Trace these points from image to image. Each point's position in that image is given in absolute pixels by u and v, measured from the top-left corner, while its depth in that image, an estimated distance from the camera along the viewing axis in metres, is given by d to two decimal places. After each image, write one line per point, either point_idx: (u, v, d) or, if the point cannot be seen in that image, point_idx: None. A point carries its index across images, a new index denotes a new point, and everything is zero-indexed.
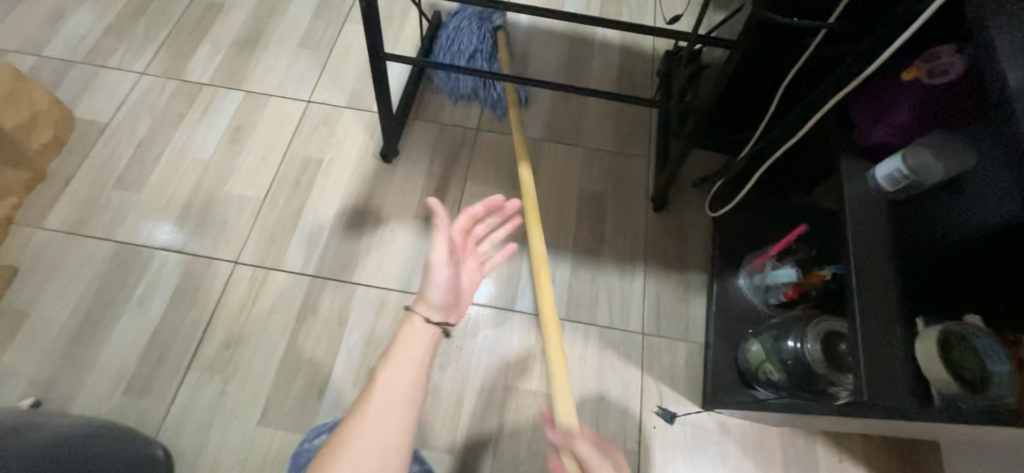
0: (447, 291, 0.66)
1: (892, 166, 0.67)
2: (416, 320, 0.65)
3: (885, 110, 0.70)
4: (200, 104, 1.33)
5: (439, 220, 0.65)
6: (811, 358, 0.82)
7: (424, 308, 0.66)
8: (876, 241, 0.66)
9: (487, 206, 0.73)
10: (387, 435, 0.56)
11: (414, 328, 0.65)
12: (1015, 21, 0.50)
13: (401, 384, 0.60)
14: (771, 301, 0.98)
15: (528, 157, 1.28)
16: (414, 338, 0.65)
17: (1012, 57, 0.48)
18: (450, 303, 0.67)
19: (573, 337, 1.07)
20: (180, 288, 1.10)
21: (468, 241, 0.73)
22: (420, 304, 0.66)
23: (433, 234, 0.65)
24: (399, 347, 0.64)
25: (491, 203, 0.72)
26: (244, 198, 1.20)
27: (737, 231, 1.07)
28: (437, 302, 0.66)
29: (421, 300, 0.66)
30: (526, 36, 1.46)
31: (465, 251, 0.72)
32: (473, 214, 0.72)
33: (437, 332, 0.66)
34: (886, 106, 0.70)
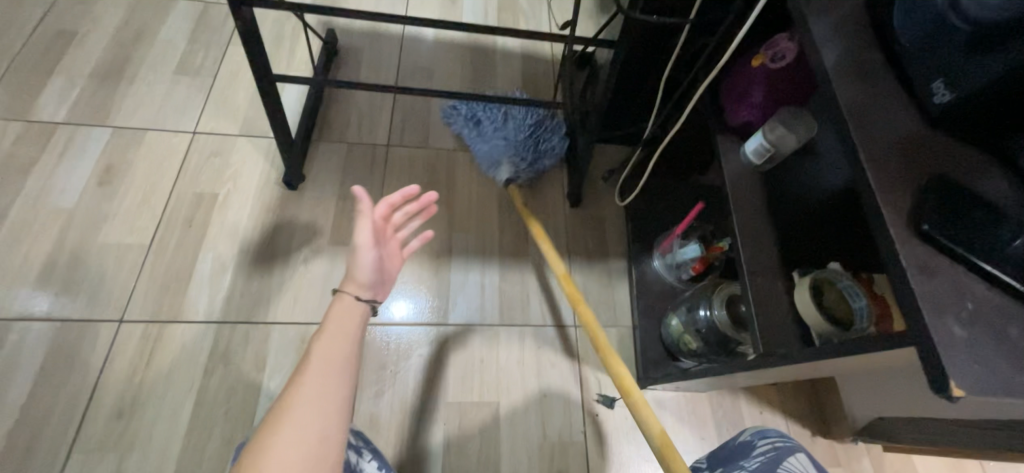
0: (374, 272, 0.68)
1: (756, 142, 0.75)
2: (347, 299, 0.65)
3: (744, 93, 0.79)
4: (56, 146, 1.15)
5: (362, 205, 0.69)
6: (720, 323, 0.89)
7: (352, 287, 0.67)
8: (754, 206, 0.75)
9: (405, 196, 0.74)
10: (327, 398, 0.53)
11: (347, 305, 0.65)
12: (821, 10, 0.59)
13: (339, 353, 0.58)
14: (683, 276, 1.05)
15: (443, 169, 1.28)
16: (346, 316, 0.64)
17: (825, 38, 0.57)
18: (378, 280, 0.69)
19: (509, 340, 1.08)
20: (51, 360, 0.94)
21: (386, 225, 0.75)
22: (348, 283, 0.67)
23: (356, 219, 0.69)
24: (332, 323, 0.62)
25: (407, 193, 0.74)
26: (125, 246, 1.06)
27: (647, 218, 1.15)
28: (366, 281, 0.67)
29: (349, 279, 0.67)
30: (428, 49, 1.47)
31: (387, 235, 0.74)
32: (390, 203, 0.73)
33: (367, 308, 0.66)
34: (742, 90, 0.79)
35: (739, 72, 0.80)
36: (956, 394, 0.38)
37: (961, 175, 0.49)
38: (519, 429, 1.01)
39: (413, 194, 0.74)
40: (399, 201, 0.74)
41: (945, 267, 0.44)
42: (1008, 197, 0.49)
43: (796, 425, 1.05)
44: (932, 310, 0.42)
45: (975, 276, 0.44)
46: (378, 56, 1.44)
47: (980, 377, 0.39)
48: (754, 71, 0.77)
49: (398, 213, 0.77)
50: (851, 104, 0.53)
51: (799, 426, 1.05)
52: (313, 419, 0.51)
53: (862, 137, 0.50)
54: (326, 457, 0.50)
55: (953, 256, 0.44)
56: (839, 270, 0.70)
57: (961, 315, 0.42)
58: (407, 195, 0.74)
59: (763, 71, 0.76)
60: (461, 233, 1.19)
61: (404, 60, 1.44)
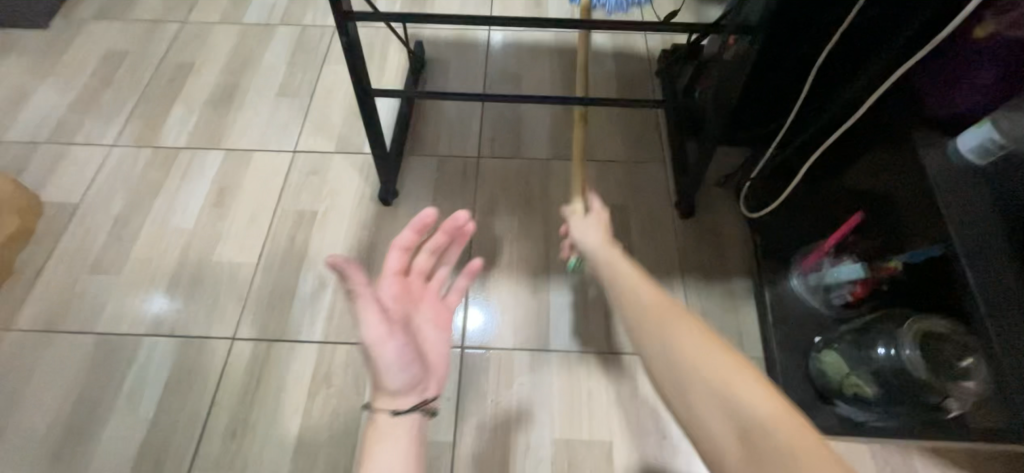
0: (406, 360, 0.58)
1: (982, 136, 0.64)
2: (385, 414, 0.60)
3: (960, 76, 0.67)
4: (178, 170, 1.23)
5: (355, 280, 0.54)
6: (912, 364, 0.74)
7: (388, 400, 0.60)
8: (980, 214, 0.64)
9: (417, 230, 0.62)
10: None
11: (389, 422, 0.60)
12: None
13: None
14: (835, 302, 0.88)
15: (537, 180, 1.20)
16: (392, 433, 0.59)
17: None
18: (416, 373, 0.60)
19: (620, 371, 0.96)
20: (173, 376, 0.98)
21: (409, 287, 0.67)
22: (381, 391, 0.60)
23: (354, 304, 0.55)
24: (377, 448, 0.59)
25: (418, 228, 0.62)
26: (236, 264, 1.09)
27: (781, 231, 0.97)
28: (401, 382, 0.59)
29: (381, 391, 0.60)
30: (514, 54, 1.41)
31: (410, 304, 0.66)
32: (400, 259, 0.64)
33: (418, 418, 0.60)
34: (965, 69, 0.67)
35: (959, 45, 0.67)
36: None
37: None
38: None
39: (426, 227, 0.63)
40: (411, 239, 0.63)
41: None
42: None
43: None
44: None
45: None
46: (465, 65, 1.40)
47: None
48: (988, 44, 0.65)
49: (416, 264, 0.68)
50: None
51: None
52: None
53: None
54: None
55: None
56: None
57: None
58: (418, 231, 0.62)
59: (995, 43, 0.64)
60: (559, 249, 1.10)
61: (491, 68, 1.39)
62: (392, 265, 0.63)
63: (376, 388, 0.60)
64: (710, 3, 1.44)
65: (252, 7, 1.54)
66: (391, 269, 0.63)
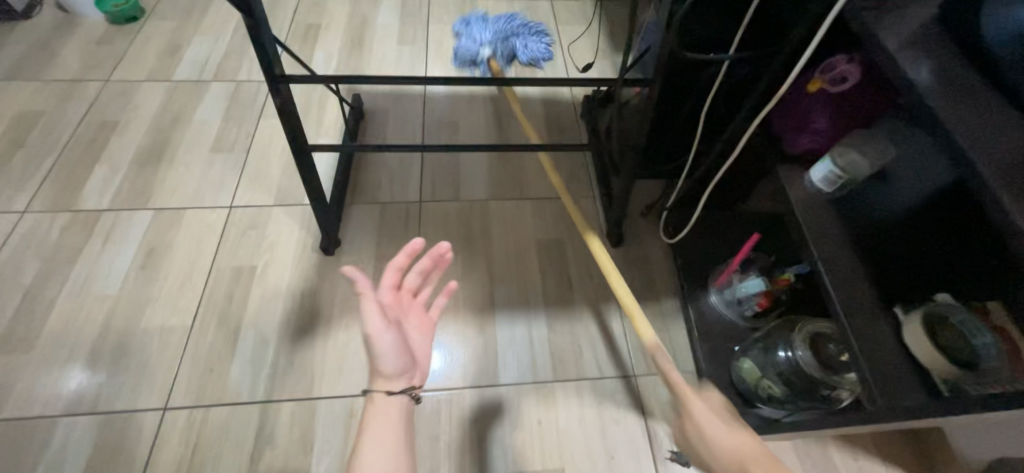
0: (398, 354, 0.64)
1: (824, 170, 0.71)
2: (379, 397, 0.64)
3: (804, 120, 0.75)
4: (99, 234, 1.17)
5: (360, 286, 0.61)
6: (806, 365, 0.82)
7: (383, 383, 0.65)
8: (834, 239, 0.70)
9: (409, 254, 0.67)
10: None
11: (380, 404, 0.64)
12: (891, 24, 0.56)
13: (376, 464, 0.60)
14: (746, 313, 0.98)
15: (477, 220, 1.26)
16: (382, 416, 0.64)
17: (904, 55, 0.53)
18: (407, 364, 0.65)
19: (566, 397, 1.01)
20: (95, 457, 0.90)
21: (401, 297, 0.70)
22: (377, 376, 0.65)
23: (359, 304, 0.61)
24: (370, 426, 0.63)
25: (410, 251, 0.67)
26: (167, 328, 1.04)
27: (696, 253, 1.09)
28: (393, 369, 0.64)
29: (378, 375, 0.65)
30: (450, 103, 1.50)
31: (403, 309, 0.70)
32: (396, 270, 0.68)
33: (406, 401, 0.65)
34: (804, 116, 0.75)
35: (798, 97, 0.77)
36: None
37: None
38: None
39: (417, 252, 0.66)
40: (403, 261, 0.68)
41: None
42: None
43: None
44: None
45: None
46: (403, 115, 1.46)
47: None
48: (817, 96, 0.74)
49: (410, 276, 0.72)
50: (955, 121, 0.48)
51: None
52: None
53: (981, 158, 0.46)
54: None
55: None
56: (948, 298, 0.63)
57: None
58: (411, 255, 0.67)
59: (824, 95, 0.73)
60: (502, 284, 1.15)
61: (428, 116, 1.46)
62: (387, 279, 0.68)
63: (371, 374, 0.65)
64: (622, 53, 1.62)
65: (182, 64, 1.53)
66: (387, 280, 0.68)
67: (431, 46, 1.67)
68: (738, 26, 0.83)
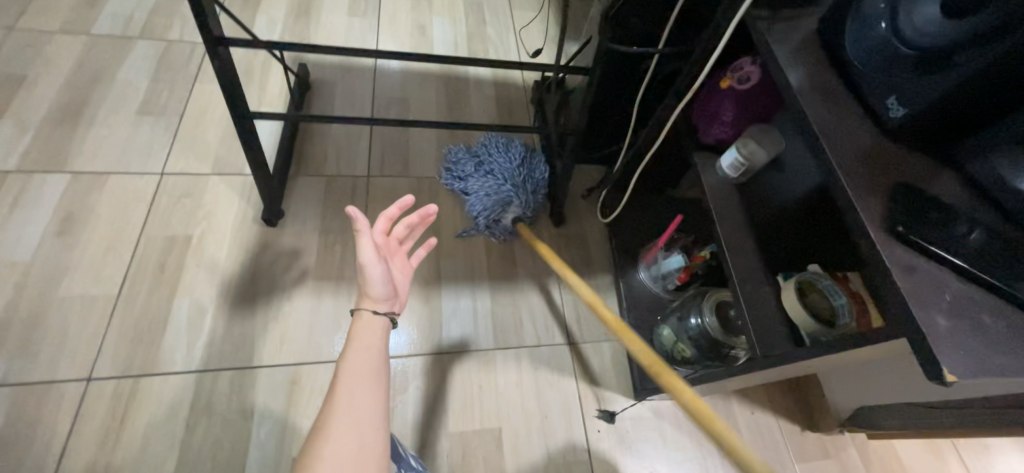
0: (388, 283, 0.68)
1: (731, 157, 0.81)
2: (366, 315, 0.65)
3: (716, 112, 0.85)
4: (6, 197, 1.07)
5: (360, 224, 0.65)
6: (711, 330, 0.93)
7: (370, 302, 0.66)
8: (735, 215, 0.80)
9: (400, 207, 0.72)
10: (360, 412, 0.56)
11: (366, 321, 0.65)
12: (779, 35, 0.66)
13: (367, 367, 0.60)
14: (669, 286, 1.10)
15: (426, 196, 1.28)
16: (367, 332, 0.64)
17: (785, 61, 0.64)
18: (392, 293, 0.69)
19: (506, 364, 1.08)
20: (8, 430, 0.85)
21: (389, 241, 0.75)
22: (365, 299, 0.67)
23: (357, 239, 0.65)
24: (355, 340, 0.63)
25: (403, 204, 0.71)
26: (90, 298, 0.99)
27: (629, 233, 1.20)
28: (381, 295, 0.67)
29: (365, 296, 0.67)
30: (401, 79, 1.49)
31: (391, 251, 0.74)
32: (389, 216, 0.72)
33: (387, 323, 0.67)
34: (715, 109, 0.85)
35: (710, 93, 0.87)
36: (949, 379, 0.42)
37: (921, 178, 0.56)
38: (524, 454, 0.99)
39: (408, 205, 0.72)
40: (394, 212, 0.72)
41: (923, 264, 0.49)
42: (959, 197, 0.55)
43: (786, 422, 1.08)
44: (915, 303, 0.46)
45: (950, 272, 0.49)
46: (352, 88, 1.44)
47: (965, 360, 0.43)
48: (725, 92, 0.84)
49: (398, 225, 0.78)
50: (816, 116, 0.59)
51: (790, 422, 1.09)
52: (344, 430, 0.54)
53: (832, 150, 0.56)
54: (372, 452, 0.53)
55: (921, 250, 0.49)
56: (819, 271, 0.74)
57: (942, 306, 0.46)
58: (403, 206, 0.72)
59: (732, 92, 0.83)
60: (448, 259, 1.20)
61: (378, 91, 1.45)
62: (379, 225, 0.72)
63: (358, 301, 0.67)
64: None
65: (102, 17, 1.41)
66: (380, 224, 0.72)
67: (383, 20, 1.64)
68: (667, 25, 0.92)
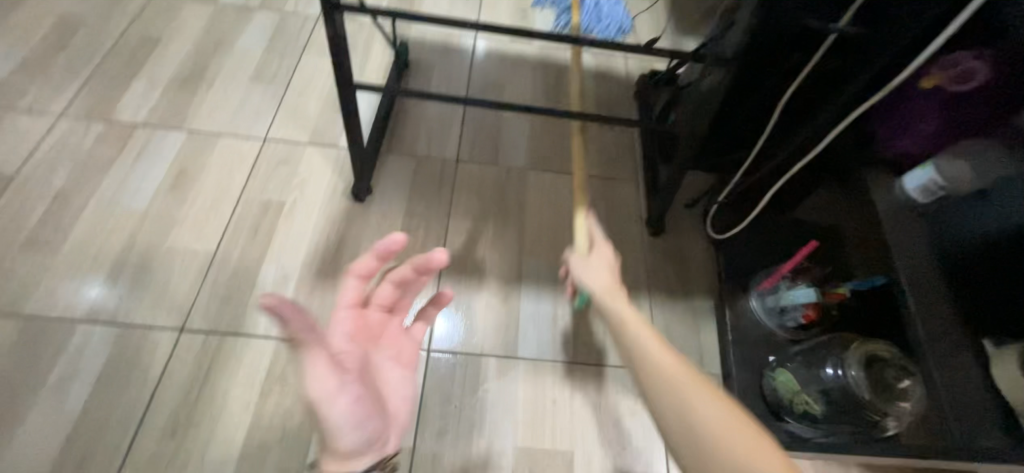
0: (363, 425, 0.51)
1: (924, 179, 0.81)
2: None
3: (905, 125, 0.83)
4: (133, 147, 1.15)
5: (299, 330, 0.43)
6: (856, 386, 0.77)
7: (342, 460, 0.54)
8: (916, 250, 0.82)
9: (381, 256, 0.57)
10: None
11: None
12: None
13: None
14: (788, 324, 0.93)
15: (513, 188, 1.21)
16: None
17: None
18: (372, 432, 0.53)
19: (584, 381, 0.97)
20: (110, 367, 0.90)
21: (369, 325, 0.61)
22: (329, 448, 0.52)
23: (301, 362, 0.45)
24: None
25: (383, 251, 0.56)
26: (191, 252, 1.02)
27: (743, 255, 1.02)
28: (355, 444, 0.51)
29: (334, 450, 0.53)
30: (499, 63, 1.43)
31: (373, 337, 0.61)
32: (357, 289, 0.57)
33: None
34: (905, 120, 0.83)
35: (910, 97, 0.82)
36: None
37: None
38: None
39: (391, 252, 0.56)
40: (374, 264, 0.57)
41: None
42: None
43: None
44: None
45: None
46: (449, 69, 1.40)
47: None
48: (929, 94, 0.79)
49: (376, 293, 0.63)
50: None
51: None
52: None
53: None
54: None
55: None
56: None
57: None
58: (382, 258, 0.56)
59: (939, 95, 0.78)
60: (531, 257, 1.11)
61: (475, 74, 1.40)
62: (348, 296, 0.57)
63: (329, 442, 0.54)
64: (686, 37, 1.53)
65: None
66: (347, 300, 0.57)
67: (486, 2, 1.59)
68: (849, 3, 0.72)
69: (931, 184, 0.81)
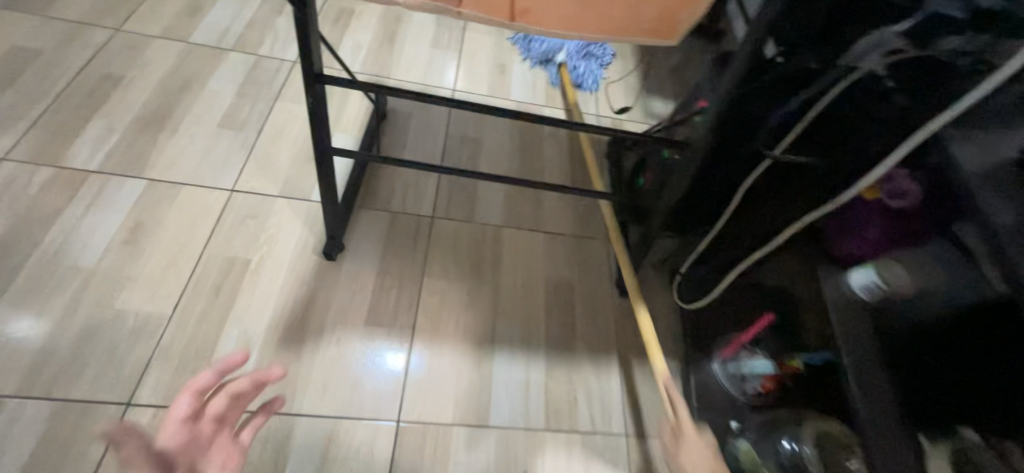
0: None
1: (866, 278, 0.74)
2: None
3: (855, 227, 0.79)
4: (83, 197, 1.08)
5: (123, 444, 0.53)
6: (809, 462, 0.83)
7: None
8: (866, 351, 0.70)
9: (218, 372, 0.66)
10: None
11: None
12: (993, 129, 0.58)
13: None
14: (747, 391, 0.97)
15: (488, 246, 1.22)
16: None
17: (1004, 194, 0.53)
18: None
19: (555, 449, 0.98)
20: (41, 449, 0.82)
21: (200, 427, 0.65)
22: None
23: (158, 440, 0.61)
24: None
25: (224, 365, 0.67)
26: (144, 314, 0.96)
27: (708, 322, 1.08)
28: None
29: None
30: (477, 116, 1.47)
31: (205, 437, 0.65)
32: (198, 388, 0.65)
33: None
34: (855, 223, 0.80)
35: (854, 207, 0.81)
36: None
37: None
38: None
39: (230, 367, 0.67)
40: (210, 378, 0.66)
41: None
42: None
43: None
44: None
45: None
46: (427, 121, 1.42)
47: None
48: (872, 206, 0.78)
49: (217, 393, 0.69)
50: None
51: None
52: None
53: None
54: None
55: None
56: (978, 439, 0.65)
57: None
58: (221, 369, 0.66)
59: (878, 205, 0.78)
60: (504, 318, 1.12)
61: (452, 128, 1.42)
62: (180, 406, 0.64)
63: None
64: (654, 99, 1.62)
65: (200, 28, 1.45)
66: (181, 406, 0.63)
67: (464, 55, 1.63)
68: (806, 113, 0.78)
69: (874, 287, 0.74)
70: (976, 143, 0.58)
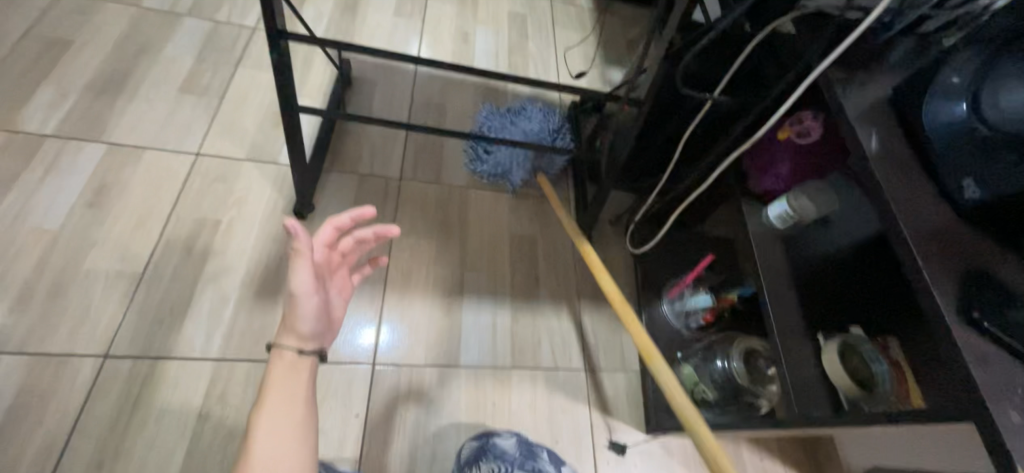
0: (319, 318, 0.62)
1: (780, 209, 0.88)
2: (285, 354, 0.61)
3: (770, 164, 0.94)
4: (41, 162, 1.07)
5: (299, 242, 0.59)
6: (738, 374, 0.97)
7: (293, 340, 0.61)
8: (777, 272, 0.87)
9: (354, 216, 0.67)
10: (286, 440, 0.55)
11: (287, 362, 0.61)
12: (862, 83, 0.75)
13: (288, 400, 0.58)
14: (692, 325, 1.08)
15: (455, 205, 1.28)
16: (286, 376, 0.60)
17: (867, 128, 0.71)
18: (323, 328, 0.64)
19: (521, 384, 1.07)
20: (21, 400, 0.84)
21: (330, 256, 0.68)
22: (287, 334, 0.61)
23: (293, 265, 0.60)
24: (274, 386, 0.59)
25: (359, 214, 0.66)
26: (115, 273, 0.98)
27: (658, 266, 1.19)
28: (309, 331, 0.62)
29: (288, 332, 0.61)
30: (441, 83, 1.51)
31: (332, 267, 0.68)
32: (338, 225, 0.67)
33: (312, 360, 0.62)
34: (771, 160, 0.94)
35: (770, 145, 0.95)
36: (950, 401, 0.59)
37: (986, 261, 0.61)
38: None
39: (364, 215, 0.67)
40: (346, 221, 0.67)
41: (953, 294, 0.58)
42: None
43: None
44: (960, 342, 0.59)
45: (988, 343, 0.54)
46: (392, 88, 1.45)
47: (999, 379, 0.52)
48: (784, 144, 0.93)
49: (347, 236, 0.72)
50: (898, 198, 0.65)
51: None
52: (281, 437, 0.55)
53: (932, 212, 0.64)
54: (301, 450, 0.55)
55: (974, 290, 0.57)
56: (861, 335, 0.79)
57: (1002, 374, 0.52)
58: (358, 216, 0.67)
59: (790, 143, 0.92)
60: (472, 270, 1.19)
61: (417, 95, 1.46)
62: (324, 234, 0.66)
63: (283, 326, 0.61)
64: (611, 68, 1.70)
65: None
66: (325, 235, 0.66)
67: (427, 24, 1.65)
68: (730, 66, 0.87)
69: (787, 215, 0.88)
70: (857, 89, 0.74)
